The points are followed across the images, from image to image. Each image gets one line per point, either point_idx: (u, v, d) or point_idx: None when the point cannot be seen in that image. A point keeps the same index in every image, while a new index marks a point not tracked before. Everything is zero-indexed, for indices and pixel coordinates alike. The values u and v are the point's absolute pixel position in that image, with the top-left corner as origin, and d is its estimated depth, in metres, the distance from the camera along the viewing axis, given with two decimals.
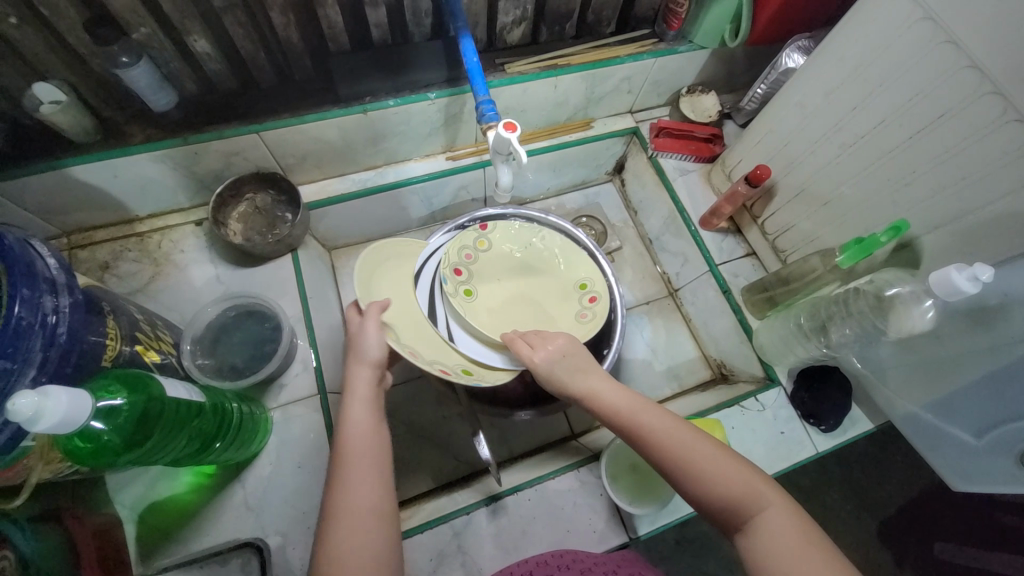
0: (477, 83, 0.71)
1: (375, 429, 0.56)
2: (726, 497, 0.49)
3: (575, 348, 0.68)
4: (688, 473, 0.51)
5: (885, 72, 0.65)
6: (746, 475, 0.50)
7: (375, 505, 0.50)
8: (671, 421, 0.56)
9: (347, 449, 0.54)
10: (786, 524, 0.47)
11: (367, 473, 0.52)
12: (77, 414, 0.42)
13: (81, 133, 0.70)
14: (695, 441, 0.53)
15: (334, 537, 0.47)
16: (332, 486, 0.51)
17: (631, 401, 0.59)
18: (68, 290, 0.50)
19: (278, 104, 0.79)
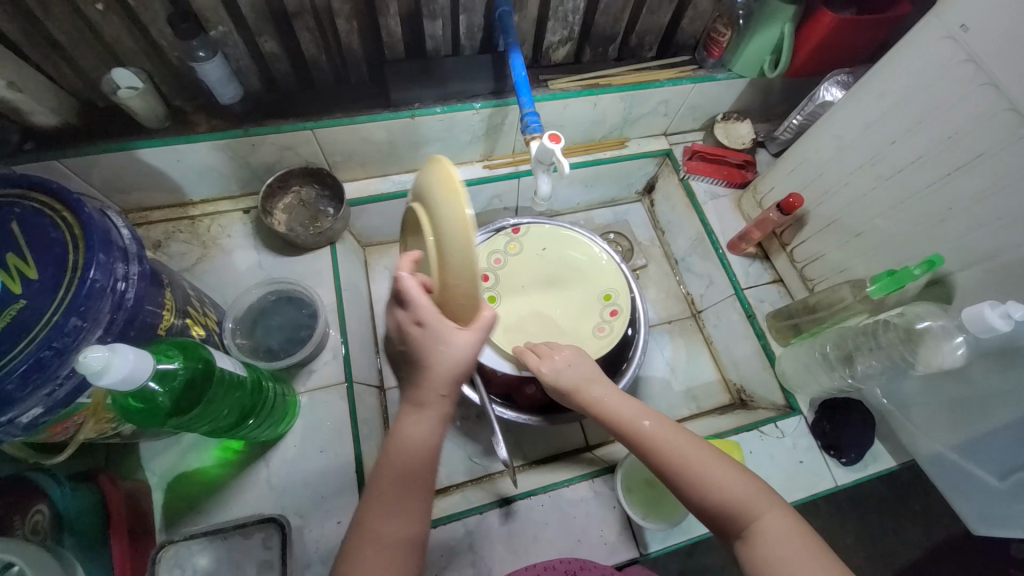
0: (524, 96, 0.74)
1: (424, 455, 0.55)
2: (728, 505, 0.52)
3: (580, 358, 0.69)
4: (691, 481, 0.54)
5: (924, 109, 0.66)
6: (749, 484, 0.52)
7: (403, 535, 0.52)
8: (675, 430, 0.58)
9: (392, 468, 0.54)
10: (787, 534, 0.49)
11: (402, 504, 0.53)
12: (138, 373, 0.45)
13: (152, 118, 0.76)
14: (699, 452, 0.55)
15: (372, 546, 0.51)
16: (376, 498, 0.53)
17: (635, 410, 0.61)
18: (137, 259, 0.54)
19: (332, 104, 0.84)
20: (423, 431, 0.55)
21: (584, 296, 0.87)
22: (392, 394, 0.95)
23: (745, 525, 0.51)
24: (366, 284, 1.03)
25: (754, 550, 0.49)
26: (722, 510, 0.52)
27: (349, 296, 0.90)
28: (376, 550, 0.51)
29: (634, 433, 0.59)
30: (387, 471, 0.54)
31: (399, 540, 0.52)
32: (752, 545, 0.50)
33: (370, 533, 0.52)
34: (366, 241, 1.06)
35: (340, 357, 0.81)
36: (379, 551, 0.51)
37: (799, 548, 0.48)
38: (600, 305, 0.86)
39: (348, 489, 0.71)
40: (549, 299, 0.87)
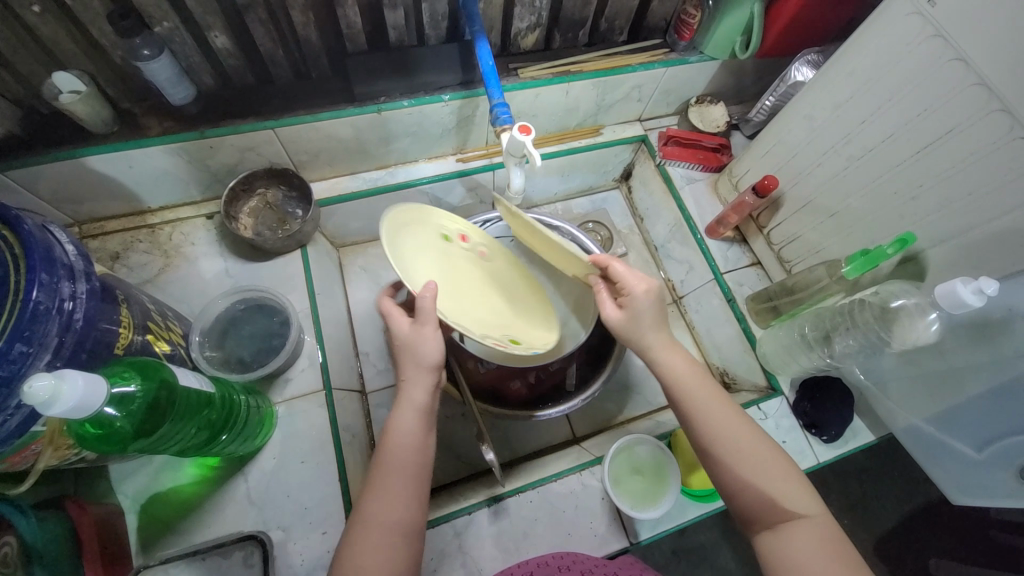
0: (493, 86, 0.72)
1: (415, 446, 0.58)
2: (777, 499, 0.52)
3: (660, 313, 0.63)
4: (748, 467, 0.54)
5: (895, 87, 0.66)
6: (799, 483, 0.54)
7: (396, 524, 0.54)
8: (739, 416, 0.58)
9: (387, 460, 0.57)
10: (825, 533, 0.51)
11: (397, 493, 0.55)
12: (91, 399, 0.42)
13: (99, 123, 0.71)
14: (762, 443, 0.56)
15: (370, 537, 0.53)
16: (375, 489, 0.56)
17: (707, 389, 0.59)
18: (84, 276, 0.51)
19: (293, 101, 0.80)
20: (412, 424, 0.59)
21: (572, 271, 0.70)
22: (374, 397, 0.93)
23: (786, 518, 0.52)
24: (341, 286, 1.00)
25: (789, 540, 0.50)
26: (769, 501, 0.53)
27: (324, 301, 0.87)
28: (372, 540, 0.52)
29: (706, 404, 0.58)
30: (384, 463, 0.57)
31: (394, 530, 0.53)
32: (789, 537, 0.51)
33: (366, 524, 0.53)
34: (340, 241, 1.03)
35: (317, 363, 0.79)
36: (375, 541, 0.52)
37: (835, 545, 0.50)
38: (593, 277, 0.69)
39: (332, 499, 0.69)
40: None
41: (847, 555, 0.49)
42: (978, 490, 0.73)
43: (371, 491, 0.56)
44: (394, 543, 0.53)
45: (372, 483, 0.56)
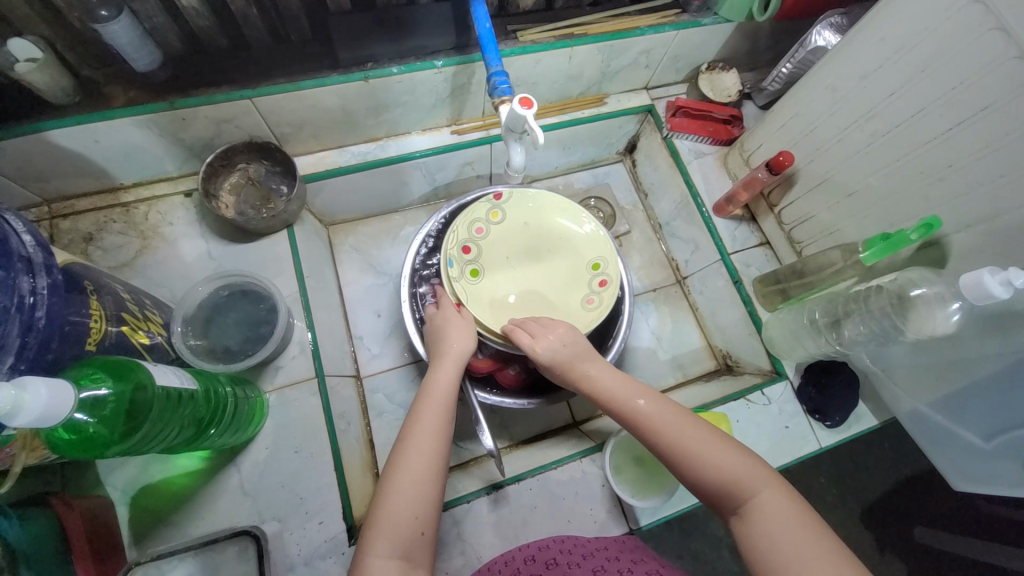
0: (490, 52, 0.66)
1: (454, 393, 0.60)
2: (725, 485, 0.49)
3: (575, 339, 0.65)
4: (689, 462, 0.51)
5: (929, 57, 0.60)
6: (746, 459, 0.50)
7: (438, 459, 0.53)
8: (669, 408, 0.55)
9: (429, 400, 0.58)
10: (782, 506, 0.47)
11: (438, 430, 0.55)
12: (58, 407, 0.39)
13: (59, 93, 0.65)
14: (693, 426, 0.53)
15: (410, 469, 0.52)
16: (415, 424, 0.55)
17: (627, 389, 0.59)
18: (46, 270, 0.46)
19: (272, 67, 0.73)
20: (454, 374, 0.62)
21: (571, 266, 0.78)
22: (369, 381, 0.90)
23: (743, 503, 0.48)
24: (332, 267, 0.96)
25: (748, 528, 0.47)
26: (720, 489, 0.49)
27: (313, 284, 0.83)
28: (411, 472, 0.51)
29: (630, 411, 0.57)
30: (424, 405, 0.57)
31: (437, 464, 0.53)
32: (748, 522, 0.47)
33: (412, 454, 0.52)
34: (329, 220, 0.98)
35: (308, 350, 0.76)
36: (417, 473, 0.51)
37: (795, 517, 0.46)
38: (588, 276, 0.77)
39: (327, 489, 0.68)
40: (536, 274, 0.77)
41: (813, 529, 0.45)
42: (982, 477, 0.72)
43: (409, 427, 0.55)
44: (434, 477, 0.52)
45: (412, 420, 0.56)
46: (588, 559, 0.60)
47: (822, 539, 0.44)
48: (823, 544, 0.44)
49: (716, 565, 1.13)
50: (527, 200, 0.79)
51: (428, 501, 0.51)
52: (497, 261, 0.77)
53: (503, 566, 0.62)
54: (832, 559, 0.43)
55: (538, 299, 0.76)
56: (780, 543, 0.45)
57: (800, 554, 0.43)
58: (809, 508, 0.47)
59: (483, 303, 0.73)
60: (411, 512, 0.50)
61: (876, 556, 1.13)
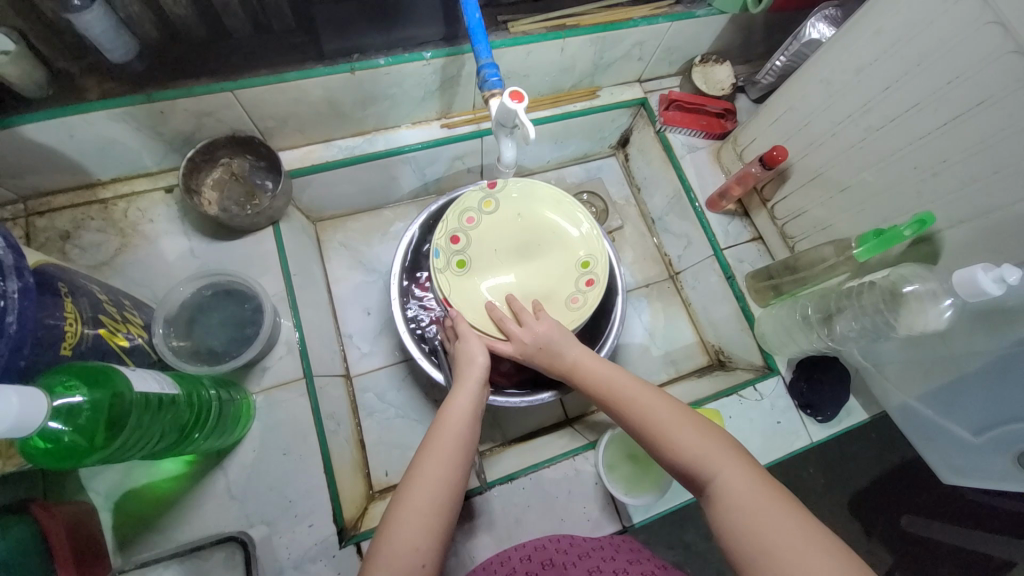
0: (479, 43, 0.64)
1: (473, 421, 0.57)
2: (691, 468, 0.49)
3: (557, 331, 0.65)
4: (659, 445, 0.52)
5: (925, 50, 0.59)
6: (711, 442, 0.49)
7: (448, 487, 0.51)
8: (644, 392, 0.56)
9: (446, 429, 0.55)
10: (743, 489, 0.46)
11: (451, 458, 0.53)
12: (30, 417, 0.37)
13: (31, 86, 0.62)
14: (668, 410, 0.53)
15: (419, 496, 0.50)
16: (426, 451, 0.53)
17: (611, 374, 0.59)
18: (16, 272, 0.44)
19: (254, 59, 0.71)
20: (473, 398, 0.59)
21: (562, 261, 0.76)
22: (359, 380, 0.89)
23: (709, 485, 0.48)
24: (320, 264, 0.94)
25: (713, 514, 0.47)
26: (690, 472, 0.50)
27: (300, 282, 0.81)
28: (417, 499, 0.50)
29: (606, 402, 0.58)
30: (440, 431, 0.55)
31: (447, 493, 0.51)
32: (713, 509, 0.47)
33: (416, 482, 0.51)
34: (317, 215, 0.96)
35: (296, 350, 0.74)
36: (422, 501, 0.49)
37: (759, 502, 0.45)
38: (576, 273, 0.75)
39: (317, 492, 0.67)
40: (525, 268, 0.76)
41: (779, 516, 0.43)
42: (972, 470, 0.73)
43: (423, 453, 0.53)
44: (441, 507, 0.50)
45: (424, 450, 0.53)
46: (585, 560, 0.60)
47: (792, 527, 0.42)
48: (788, 529, 0.42)
49: (708, 557, 1.14)
50: (520, 192, 0.79)
51: (432, 528, 0.49)
52: (485, 252, 0.76)
53: (499, 565, 0.62)
54: (794, 555, 0.41)
55: (523, 293, 0.74)
56: (741, 532, 0.44)
57: (765, 543, 0.42)
58: (780, 492, 0.45)
59: (465, 294, 0.73)
60: (412, 540, 0.47)
61: (864, 545, 1.15)
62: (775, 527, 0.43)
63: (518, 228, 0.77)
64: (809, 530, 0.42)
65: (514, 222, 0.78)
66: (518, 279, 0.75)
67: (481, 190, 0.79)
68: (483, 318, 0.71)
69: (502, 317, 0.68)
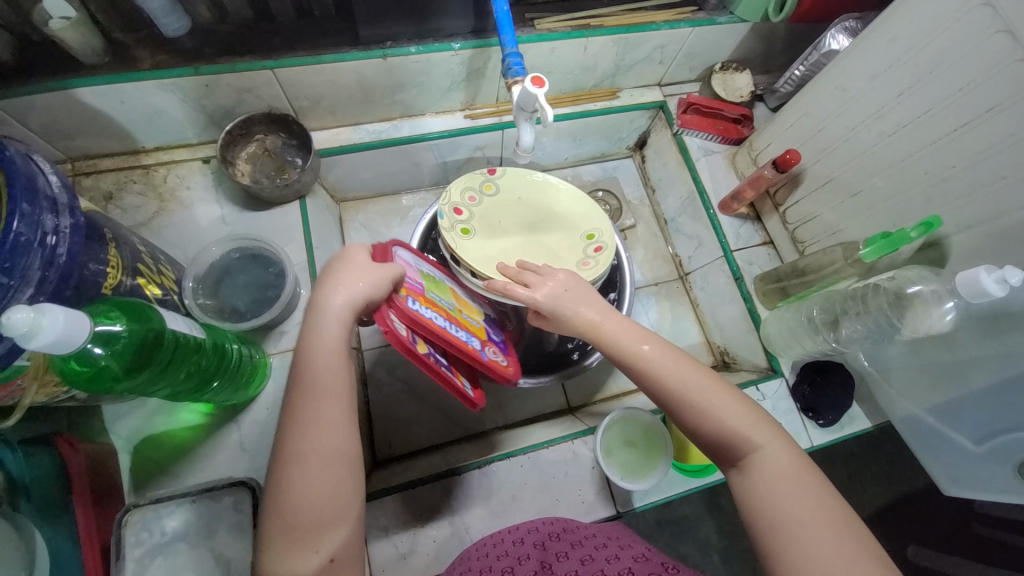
0: (506, 35, 0.68)
1: (342, 361, 0.48)
2: (729, 437, 0.51)
3: (577, 282, 0.64)
4: (695, 413, 0.53)
5: (936, 58, 0.61)
6: (752, 417, 0.51)
7: (336, 459, 0.44)
8: (673, 356, 0.56)
9: (314, 376, 0.46)
10: (783, 463, 0.49)
11: (330, 432, 0.45)
12: (73, 335, 0.41)
13: (90, 53, 0.67)
14: (702, 377, 0.54)
15: (305, 482, 0.43)
16: (300, 413, 0.45)
17: (638, 334, 0.58)
18: (69, 211, 0.48)
19: (293, 41, 0.75)
20: (338, 327, 0.48)
21: (565, 236, 0.80)
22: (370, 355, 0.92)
23: (745, 456, 0.50)
24: (341, 242, 0.98)
25: (750, 483, 0.49)
26: (726, 440, 0.51)
27: (322, 255, 0.85)
28: (307, 459, 0.44)
29: (634, 363, 0.57)
30: (306, 380, 0.46)
31: (334, 468, 0.44)
32: (753, 479, 0.49)
33: (299, 449, 0.44)
34: (341, 196, 1.00)
35: None
36: (319, 488, 0.43)
37: (796, 475, 0.48)
38: (582, 244, 0.79)
39: None
40: (530, 240, 0.79)
41: (816, 489, 0.47)
42: (975, 483, 0.72)
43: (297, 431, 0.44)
44: (334, 479, 0.44)
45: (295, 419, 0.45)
46: (577, 549, 0.59)
47: (819, 498, 0.46)
48: (821, 500, 0.46)
49: (702, 567, 1.13)
50: (519, 175, 0.83)
51: (337, 500, 0.44)
52: (492, 225, 0.79)
53: (490, 548, 0.62)
54: (831, 524, 0.45)
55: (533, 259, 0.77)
56: (778, 501, 0.47)
57: (801, 513, 0.46)
58: (816, 472, 0.49)
59: (474, 256, 0.74)
60: (314, 506, 0.43)
61: None
62: (809, 499, 0.46)
63: (520, 207, 0.81)
64: (836, 499, 0.47)
65: (515, 202, 0.81)
66: (527, 248, 0.78)
67: (481, 173, 0.81)
68: (498, 275, 0.71)
69: (517, 272, 0.68)
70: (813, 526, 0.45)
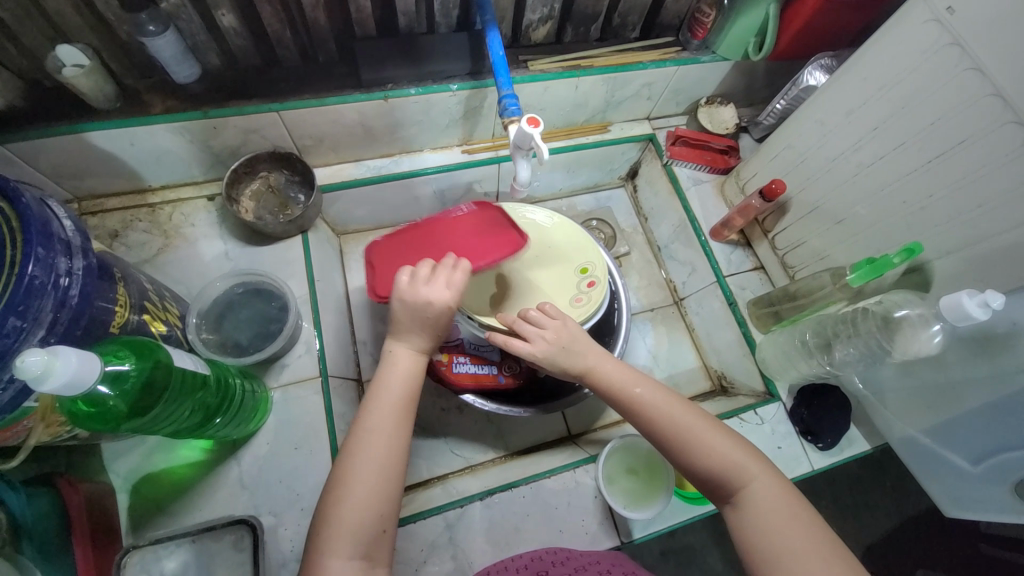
0: (502, 77, 0.72)
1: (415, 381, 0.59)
2: (722, 473, 0.53)
3: (572, 329, 0.64)
4: (687, 452, 0.55)
5: (907, 95, 0.65)
6: (742, 452, 0.54)
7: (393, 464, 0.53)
8: (664, 397, 0.58)
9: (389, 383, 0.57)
10: (772, 496, 0.51)
11: (393, 438, 0.54)
12: (84, 377, 0.42)
13: (103, 99, 0.70)
14: (692, 415, 0.56)
15: (364, 479, 0.51)
16: (376, 411, 0.55)
17: (633, 377, 0.61)
18: (82, 253, 0.50)
19: (299, 85, 0.79)
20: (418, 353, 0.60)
21: (559, 270, 0.81)
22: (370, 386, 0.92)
23: (736, 493, 0.52)
24: (342, 274, 1.00)
25: (745, 518, 0.51)
26: (718, 476, 0.53)
27: (323, 287, 0.87)
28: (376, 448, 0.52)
29: (629, 404, 0.59)
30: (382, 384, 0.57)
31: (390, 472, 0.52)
32: (746, 514, 0.51)
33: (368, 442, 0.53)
34: (342, 229, 1.02)
35: (314, 351, 0.78)
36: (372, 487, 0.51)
37: (786, 508, 0.50)
38: (576, 278, 0.81)
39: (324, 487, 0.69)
40: (524, 278, 0.80)
41: (805, 520, 0.49)
42: (976, 503, 0.72)
43: (363, 433, 0.53)
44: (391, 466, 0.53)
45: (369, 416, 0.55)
46: None
47: (807, 529, 0.48)
48: (809, 530, 0.48)
49: None
50: (514, 210, 0.86)
51: (385, 501, 0.51)
52: None
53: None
54: (821, 552, 0.47)
55: (526, 298, 0.78)
56: (770, 535, 0.49)
57: (791, 546, 0.48)
58: (804, 502, 0.51)
59: (468, 299, 0.77)
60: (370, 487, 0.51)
61: None
62: (797, 532, 0.48)
63: None
64: (825, 530, 0.49)
65: None
66: (520, 287, 0.79)
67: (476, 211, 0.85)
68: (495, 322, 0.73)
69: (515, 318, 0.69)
70: (804, 557, 0.47)
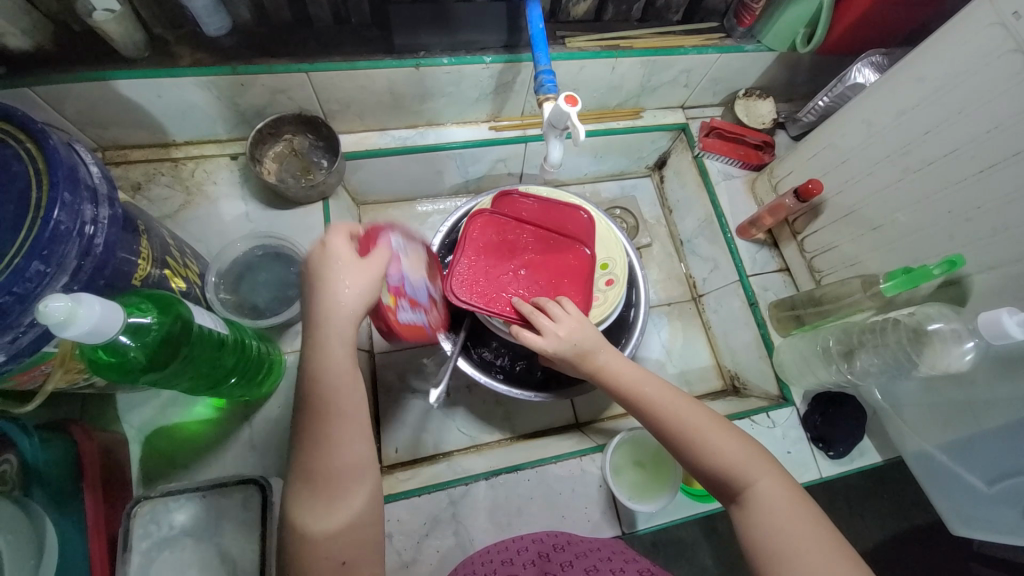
0: (540, 51, 0.69)
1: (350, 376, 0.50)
2: (727, 470, 0.52)
3: (582, 325, 0.63)
4: (693, 451, 0.54)
5: (965, 100, 0.62)
6: (749, 451, 0.53)
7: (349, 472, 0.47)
8: (671, 394, 0.58)
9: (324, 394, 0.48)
10: (778, 496, 0.50)
11: (342, 439, 0.48)
12: (106, 326, 0.41)
13: (132, 47, 0.69)
14: (699, 414, 0.56)
15: (322, 509, 0.46)
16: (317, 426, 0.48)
17: (641, 375, 0.60)
18: (108, 201, 0.49)
19: (329, 46, 0.77)
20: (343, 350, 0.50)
21: None
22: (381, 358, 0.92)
23: (741, 492, 0.51)
24: None
25: (751, 518, 0.50)
26: (724, 476, 0.52)
27: None
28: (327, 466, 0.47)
29: (635, 402, 0.58)
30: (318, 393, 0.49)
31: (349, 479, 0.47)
32: (751, 513, 0.50)
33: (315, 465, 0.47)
34: (361, 198, 1.01)
35: None
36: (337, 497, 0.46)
37: (791, 509, 0.49)
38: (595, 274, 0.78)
39: None
40: None
41: (813, 523, 0.48)
42: (981, 523, 0.71)
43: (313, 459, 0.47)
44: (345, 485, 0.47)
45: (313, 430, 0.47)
46: (581, 560, 0.59)
47: (813, 529, 0.47)
48: (815, 532, 0.47)
49: None
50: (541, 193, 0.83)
51: (349, 519, 0.46)
52: None
53: (495, 555, 0.62)
54: (827, 556, 0.46)
55: None
56: (775, 535, 0.48)
57: (796, 548, 0.46)
58: (811, 503, 0.50)
59: None
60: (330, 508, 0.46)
61: None
62: (803, 533, 0.47)
63: None
64: (833, 533, 0.47)
65: None
66: None
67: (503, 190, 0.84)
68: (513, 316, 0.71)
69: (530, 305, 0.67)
70: (807, 556, 0.46)
